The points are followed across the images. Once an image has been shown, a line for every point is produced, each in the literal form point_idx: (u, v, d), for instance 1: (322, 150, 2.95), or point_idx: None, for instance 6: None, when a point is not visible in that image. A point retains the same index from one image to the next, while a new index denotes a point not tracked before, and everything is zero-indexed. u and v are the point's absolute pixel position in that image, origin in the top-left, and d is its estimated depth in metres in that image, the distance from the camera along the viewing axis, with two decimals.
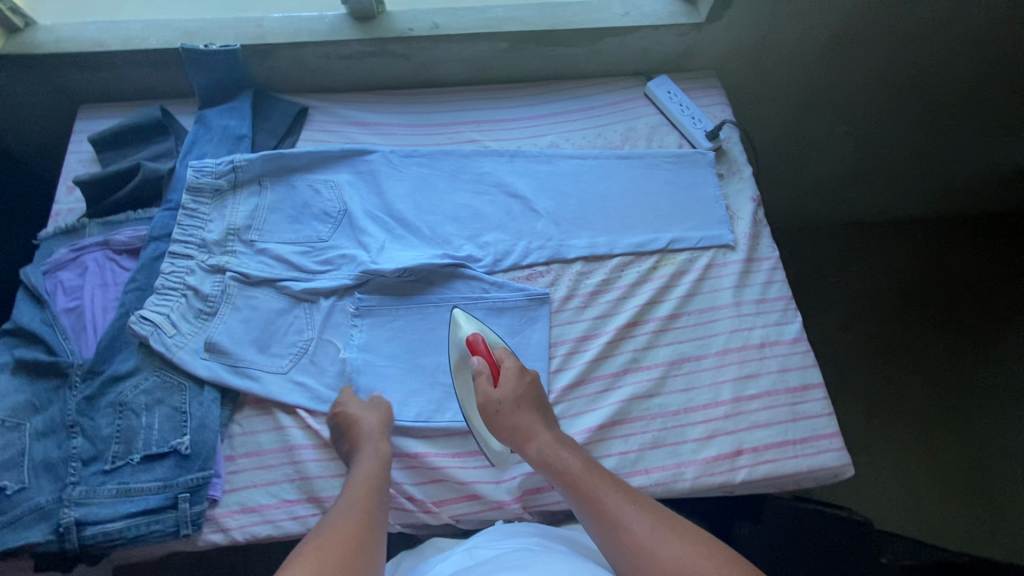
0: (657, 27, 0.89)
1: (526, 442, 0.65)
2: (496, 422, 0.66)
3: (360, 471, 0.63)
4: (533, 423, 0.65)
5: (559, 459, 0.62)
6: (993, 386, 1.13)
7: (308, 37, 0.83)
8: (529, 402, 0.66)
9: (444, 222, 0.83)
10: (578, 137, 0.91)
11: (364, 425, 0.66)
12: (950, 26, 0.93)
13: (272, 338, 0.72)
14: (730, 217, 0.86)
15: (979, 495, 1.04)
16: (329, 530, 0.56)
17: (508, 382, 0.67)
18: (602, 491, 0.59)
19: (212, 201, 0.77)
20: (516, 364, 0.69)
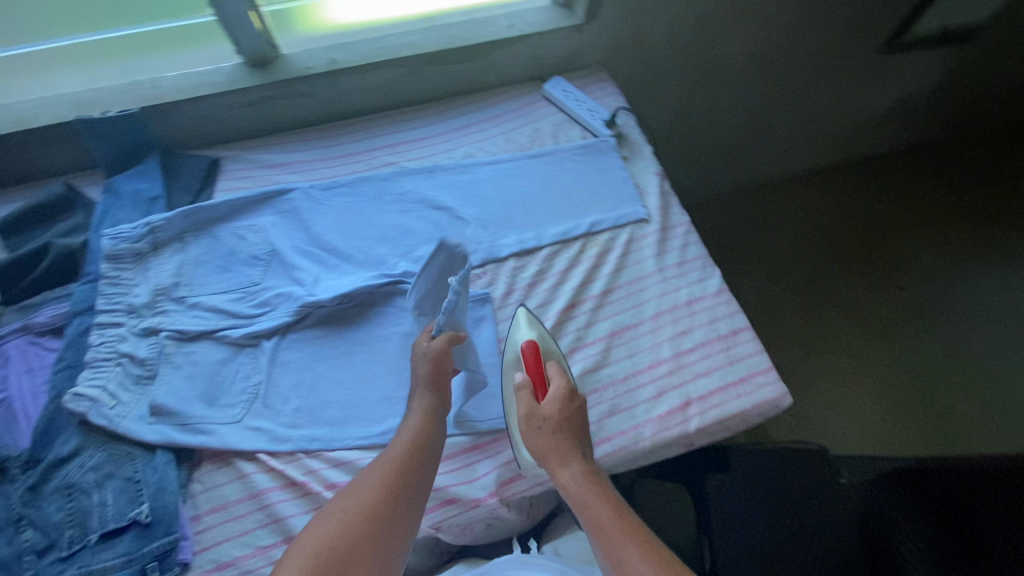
0: (542, 33, 0.92)
1: (558, 467, 0.64)
2: (534, 437, 0.67)
3: (408, 423, 0.66)
4: (568, 451, 0.65)
5: (590, 500, 0.62)
6: (880, 302, 1.50)
7: (208, 90, 0.83)
8: (572, 430, 0.66)
9: (375, 244, 0.82)
10: (490, 145, 0.93)
11: (415, 379, 0.69)
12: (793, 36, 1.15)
13: (219, 390, 0.71)
14: (640, 194, 0.89)
15: (883, 394, 1.37)
16: (365, 483, 0.60)
17: (553, 404, 0.67)
18: (620, 545, 0.58)
19: (135, 265, 0.77)
20: (567, 385, 0.69)
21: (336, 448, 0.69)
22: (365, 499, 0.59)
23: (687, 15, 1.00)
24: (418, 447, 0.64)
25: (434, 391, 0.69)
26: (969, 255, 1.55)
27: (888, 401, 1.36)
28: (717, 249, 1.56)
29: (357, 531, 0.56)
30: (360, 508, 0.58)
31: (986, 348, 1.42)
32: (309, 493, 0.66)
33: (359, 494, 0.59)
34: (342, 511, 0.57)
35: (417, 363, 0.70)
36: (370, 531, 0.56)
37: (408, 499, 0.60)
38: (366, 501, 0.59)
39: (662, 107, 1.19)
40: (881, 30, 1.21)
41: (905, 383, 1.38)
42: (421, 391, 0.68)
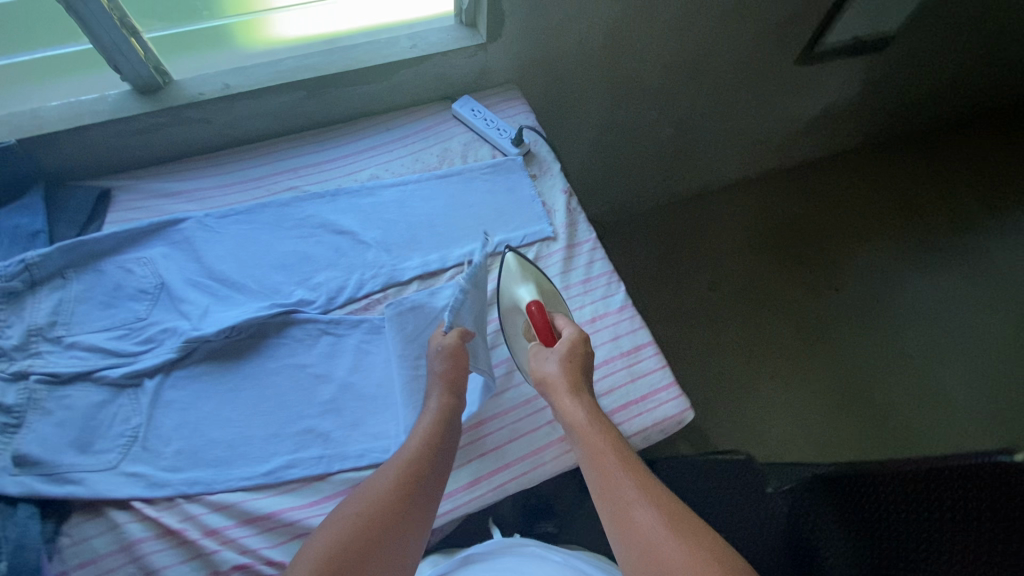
0: (445, 53, 0.91)
1: (567, 397, 0.67)
2: (540, 369, 0.71)
3: (420, 425, 0.66)
4: (578, 386, 0.68)
5: (589, 435, 0.64)
6: (823, 301, 1.52)
7: (91, 119, 0.79)
8: (578, 370, 0.69)
9: (270, 272, 0.80)
10: (397, 165, 0.91)
11: (435, 375, 0.70)
12: (711, 46, 1.15)
13: (94, 435, 0.67)
14: (547, 212, 0.89)
15: (827, 394, 1.38)
16: (375, 485, 0.60)
17: (563, 345, 0.71)
18: (618, 478, 0.60)
19: (8, 305, 0.71)
20: (578, 333, 0.73)
21: (219, 490, 0.66)
22: (378, 500, 0.59)
23: (596, 32, 1.00)
24: (433, 450, 0.63)
25: (449, 391, 0.69)
26: (904, 256, 1.58)
27: (832, 400, 1.37)
28: (654, 259, 1.57)
29: (369, 533, 0.56)
30: (370, 511, 0.58)
31: (921, 345, 1.44)
32: (186, 542, 0.63)
33: (370, 495, 0.59)
34: (354, 515, 0.57)
35: (433, 359, 0.71)
36: (383, 532, 0.57)
37: (423, 499, 0.61)
38: (377, 503, 0.58)
39: (583, 122, 1.19)
40: (794, 43, 1.24)
41: (849, 380, 1.40)
42: (438, 387, 0.69)
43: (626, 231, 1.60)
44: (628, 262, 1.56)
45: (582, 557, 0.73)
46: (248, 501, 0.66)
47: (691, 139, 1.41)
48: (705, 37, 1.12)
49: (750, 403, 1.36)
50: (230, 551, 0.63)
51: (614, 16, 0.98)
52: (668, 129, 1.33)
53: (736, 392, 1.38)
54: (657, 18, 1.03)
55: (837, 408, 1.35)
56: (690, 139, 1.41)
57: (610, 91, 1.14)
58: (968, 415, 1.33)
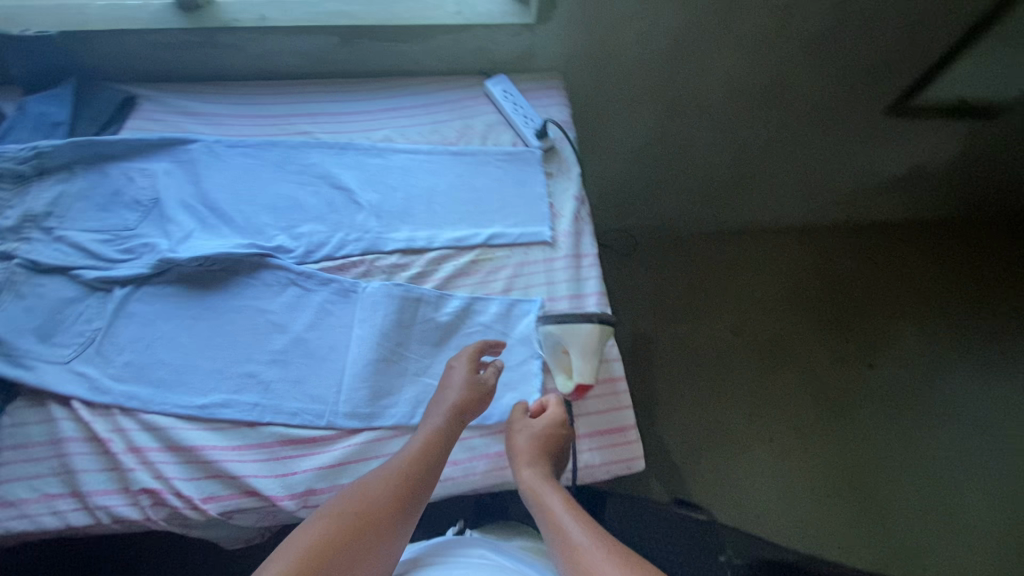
0: (488, 27, 0.86)
1: (524, 463, 0.64)
2: (513, 440, 0.66)
3: (414, 444, 0.64)
4: (542, 455, 0.63)
5: (542, 489, 0.61)
6: (860, 376, 1.38)
7: (128, 25, 0.81)
8: (549, 448, 0.64)
9: (260, 212, 0.80)
10: (413, 133, 0.89)
11: (445, 396, 0.66)
12: (790, 75, 1.04)
13: (56, 328, 0.70)
14: (552, 214, 0.83)
15: (831, 477, 1.26)
16: (368, 498, 0.59)
17: (541, 421, 0.66)
18: (567, 523, 0.58)
19: (14, 187, 0.76)
20: (562, 415, 0.67)
21: (153, 412, 0.67)
22: (376, 511, 0.58)
23: (656, 38, 0.92)
24: (430, 473, 0.62)
25: (458, 419, 0.66)
26: (956, 349, 1.42)
27: (838, 485, 1.25)
28: (679, 289, 1.47)
29: (349, 550, 0.55)
30: (364, 525, 0.57)
31: (948, 450, 1.29)
32: (108, 452, 0.65)
33: (365, 505, 0.58)
34: (347, 520, 0.57)
35: (460, 382, 0.67)
36: (375, 549, 0.57)
37: (401, 522, 0.60)
38: (377, 517, 0.58)
39: (630, 129, 1.12)
40: (883, 89, 1.11)
41: (863, 464, 1.28)
42: (446, 406, 0.66)
43: (655, 251, 1.51)
44: (650, 284, 1.48)
45: (529, 562, 0.68)
46: (175, 429, 0.67)
47: (748, 169, 1.29)
48: (782, 64, 1.01)
49: (741, 462, 1.27)
50: (144, 472, 0.64)
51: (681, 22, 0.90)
52: (721, 156, 1.24)
53: (730, 448, 1.28)
54: (730, 29, 0.92)
55: (841, 490, 1.24)
56: (747, 169, 1.30)
57: (665, 102, 1.06)
58: (975, 536, 1.20)
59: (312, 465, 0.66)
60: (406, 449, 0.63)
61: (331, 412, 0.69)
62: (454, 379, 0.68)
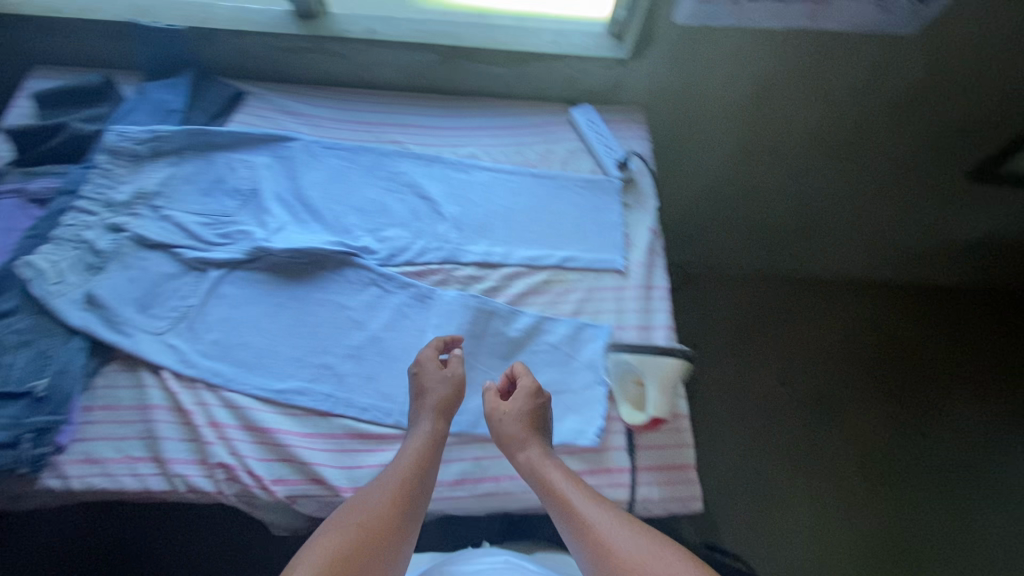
0: (582, 57, 0.90)
1: (518, 446, 0.65)
2: (497, 427, 0.67)
3: (415, 444, 0.65)
4: (530, 433, 0.66)
5: (543, 465, 0.64)
6: (911, 440, 1.34)
7: (249, 27, 0.88)
8: (536, 422, 0.66)
9: (349, 212, 0.84)
10: (497, 151, 0.92)
11: (426, 396, 0.68)
12: (870, 129, 1.04)
13: (154, 300, 0.74)
14: (626, 244, 0.85)
15: (873, 542, 1.22)
16: (380, 495, 0.60)
17: (516, 400, 0.67)
18: (573, 495, 0.61)
19: (129, 165, 0.81)
20: (533, 385, 0.69)
21: (234, 390, 0.70)
22: (391, 504, 0.59)
23: (744, 83, 0.94)
24: (429, 473, 0.63)
25: (444, 417, 0.67)
26: (1014, 423, 1.37)
27: (879, 550, 1.21)
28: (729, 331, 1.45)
29: (380, 548, 0.56)
30: (386, 521, 0.58)
31: (999, 528, 1.25)
32: (190, 423, 0.68)
33: (380, 500, 0.60)
34: (362, 521, 0.57)
35: (435, 381, 0.68)
36: (396, 547, 0.58)
37: (413, 524, 0.60)
38: (394, 515, 0.59)
39: (703, 171, 1.13)
40: (965, 154, 1.10)
41: (908, 532, 1.23)
42: (430, 405, 0.67)
43: (706, 289, 1.49)
44: (698, 321, 1.46)
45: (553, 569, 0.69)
46: (253, 410, 0.70)
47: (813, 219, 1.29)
48: (863, 117, 1.02)
49: (781, 515, 1.24)
50: (221, 447, 0.67)
51: (768, 71, 0.92)
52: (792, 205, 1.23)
53: (770, 500, 1.25)
54: (818, 77, 0.94)
55: (882, 556, 1.20)
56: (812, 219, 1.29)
57: (745, 147, 1.07)
58: None
59: (377, 461, 0.68)
60: (407, 450, 0.64)
61: (399, 412, 0.71)
62: (428, 379, 0.69)
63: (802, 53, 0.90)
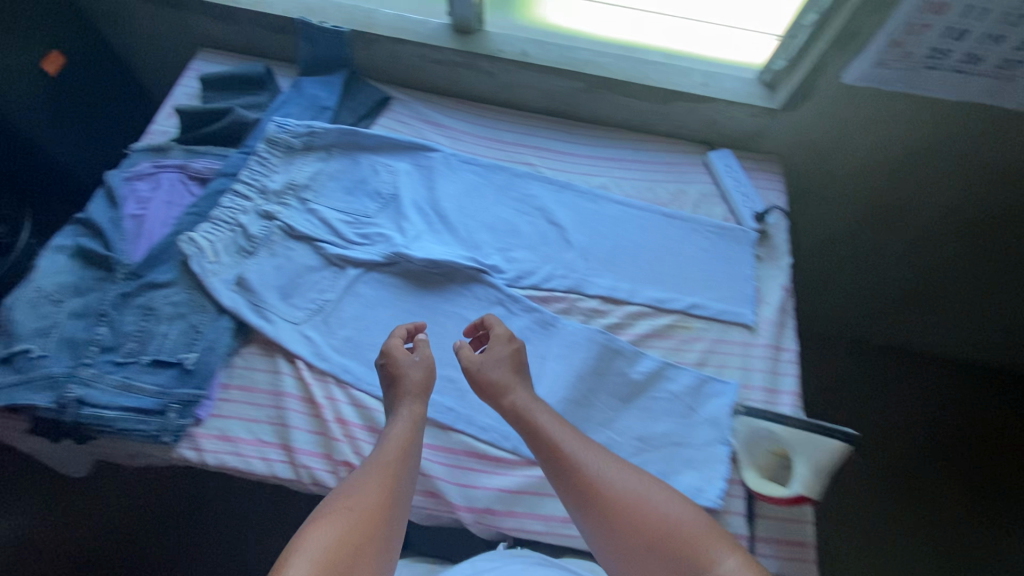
0: (730, 103, 0.89)
1: (501, 394, 0.65)
2: (477, 375, 0.66)
3: (397, 428, 0.62)
4: (517, 378, 0.66)
5: (532, 413, 0.63)
6: None
7: (409, 36, 0.90)
8: (516, 364, 0.67)
9: (480, 229, 0.86)
10: (629, 185, 0.91)
11: (401, 382, 0.66)
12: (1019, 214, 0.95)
13: (295, 290, 0.77)
14: (756, 299, 0.82)
15: None
16: (369, 480, 0.56)
17: (494, 347, 0.68)
18: (568, 444, 0.59)
19: (283, 156, 0.84)
20: (506, 332, 0.70)
21: (363, 390, 0.72)
22: (381, 483, 0.56)
23: (889, 146, 0.90)
24: (411, 456, 0.60)
25: (422, 399, 0.66)
26: None
27: None
28: (910, 420, 1.20)
29: (376, 535, 0.52)
30: (377, 504, 0.54)
31: None
32: (319, 417, 0.70)
33: (368, 480, 0.56)
34: (352, 507, 0.53)
35: (408, 366, 0.67)
36: (390, 534, 0.53)
37: (402, 510, 0.56)
38: (384, 501, 0.55)
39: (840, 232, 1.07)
40: None
41: None
42: (411, 391, 0.66)
43: (881, 365, 1.25)
44: (860, 397, 1.22)
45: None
46: (379, 413, 0.71)
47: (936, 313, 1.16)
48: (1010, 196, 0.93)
49: None
50: (347, 446, 0.68)
51: (912, 131, 0.88)
52: (928, 289, 1.12)
53: None
54: (968, 142, 0.87)
55: None
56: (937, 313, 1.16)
57: (885, 216, 1.02)
58: None
59: (493, 485, 0.68)
60: (388, 435, 0.61)
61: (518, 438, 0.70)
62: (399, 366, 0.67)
63: (947, 119, 0.84)
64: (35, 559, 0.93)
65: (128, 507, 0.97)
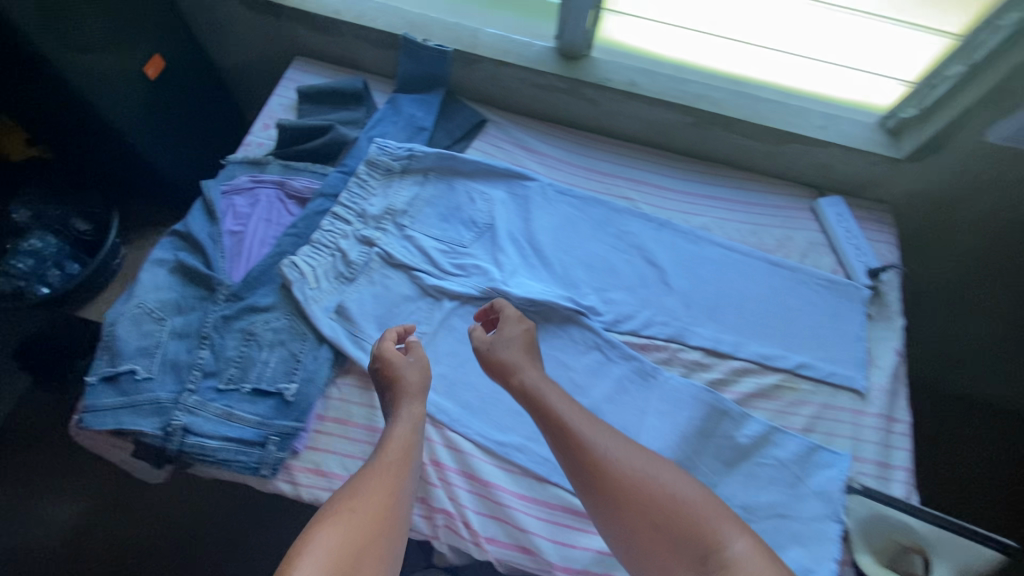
0: (850, 149, 0.84)
1: (511, 372, 0.66)
2: (488, 353, 0.68)
3: (397, 430, 0.62)
4: (524, 361, 0.67)
5: (541, 391, 0.64)
6: None
7: (514, 58, 0.87)
8: (528, 344, 0.69)
9: (577, 267, 0.82)
10: (732, 228, 0.87)
11: (399, 384, 0.64)
12: None
13: (391, 320, 0.75)
14: (867, 362, 0.78)
15: None
16: (368, 483, 0.55)
17: (506, 327, 0.70)
18: (573, 418, 0.61)
19: (382, 178, 0.82)
20: (516, 313, 0.72)
21: (458, 432, 0.70)
22: (384, 485, 0.56)
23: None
24: (411, 455, 0.60)
25: (421, 399, 0.64)
26: None
27: None
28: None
29: (379, 539, 0.52)
30: (380, 509, 0.54)
31: None
32: None
33: (373, 481, 0.56)
34: (355, 510, 0.53)
35: (406, 366, 0.65)
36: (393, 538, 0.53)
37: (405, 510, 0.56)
38: (387, 504, 0.54)
39: (939, 288, 0.99)
40: None
41: None
42: (413, 391, 0.64)
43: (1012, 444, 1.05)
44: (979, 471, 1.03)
45: None
46: (473, 458, 0.69)
47: None
48: None
49: None
50: (443, 491, 0.66)
51: (997, 177, 0.81)
52: None
53: None
54: None
55: None
56: None
57: (989, 278, 0.93)
58: None
59: (591, 545, 0.65)
60: (387, 438, 0.61)
61: None
62: (395, 369, 0.65)
63: None
64: (101, 545, 0.98)
65: (190, 505, 1.01)
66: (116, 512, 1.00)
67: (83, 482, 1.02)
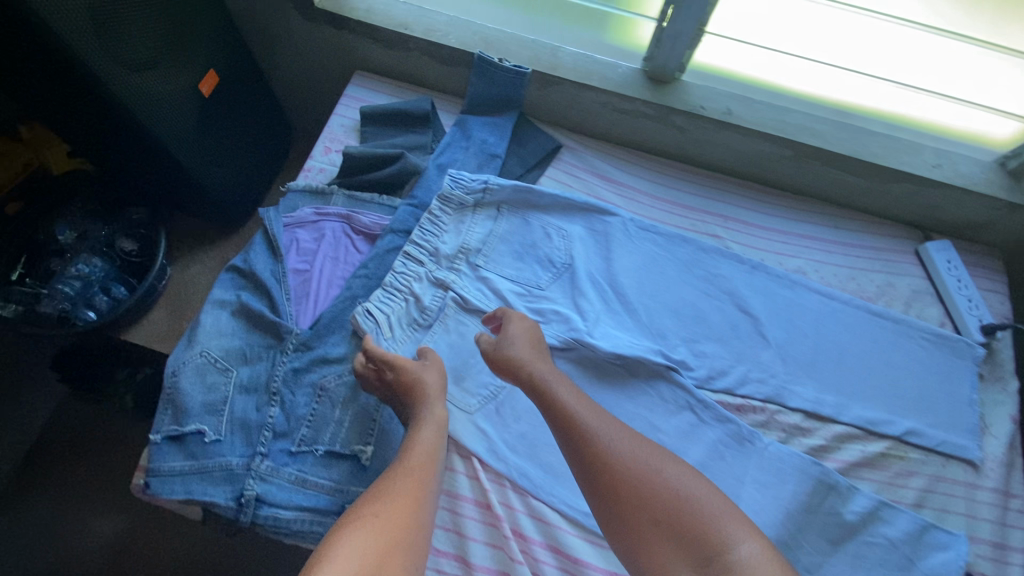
0: (967, 191, 0.76)
1: (519, 363, 0.61)
2: (495, 351, 0.63)
3: (422, 437, 0.57)
4: (535, 355, 0.62)
5: (554, 385, 0.59)
6: None
7: (598, 82, 0.80)
8: (533, 340, 0.64)
9: (664, 314, 0.75)
10: (829, 272, 0.80)
11: (417, 388, 0.60)
12: None
13: (467, 372, 0.70)
14: (980, 429, 0.72)
15: None
16: (385, 491, 0.50)
17: (512, 326, 0.64)
18: (576, 410, 0.56)
19: (454, 213, 0.77)
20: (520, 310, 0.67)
21: (543, 500, 0.65)
22: (404, 490, 0.51)
23: None
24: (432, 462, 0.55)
25: (441, 401, 0.61)
26: None
27: None
28: None
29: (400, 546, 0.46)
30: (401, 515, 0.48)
31: None
32: (497, 528, 0.63)
33: (388, 483, 0.51)
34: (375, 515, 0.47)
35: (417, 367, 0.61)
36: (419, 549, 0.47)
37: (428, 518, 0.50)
38: (411, 513, 0.49)
39: None
40: None
41: None
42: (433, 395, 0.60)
43: None
44: None
45: None
46: (560, 530, 0.64)
47: None
48: None
49: None
50: (528, 569, 0.61)
51: None
52: None
53: None
54: None
55: None
56: None
57: None
58: None
59: None
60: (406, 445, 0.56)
61: None
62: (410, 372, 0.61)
63: None
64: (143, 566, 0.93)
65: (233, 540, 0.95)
66: (146, 536, 0.96)
67: (124, 498, 0.98)
